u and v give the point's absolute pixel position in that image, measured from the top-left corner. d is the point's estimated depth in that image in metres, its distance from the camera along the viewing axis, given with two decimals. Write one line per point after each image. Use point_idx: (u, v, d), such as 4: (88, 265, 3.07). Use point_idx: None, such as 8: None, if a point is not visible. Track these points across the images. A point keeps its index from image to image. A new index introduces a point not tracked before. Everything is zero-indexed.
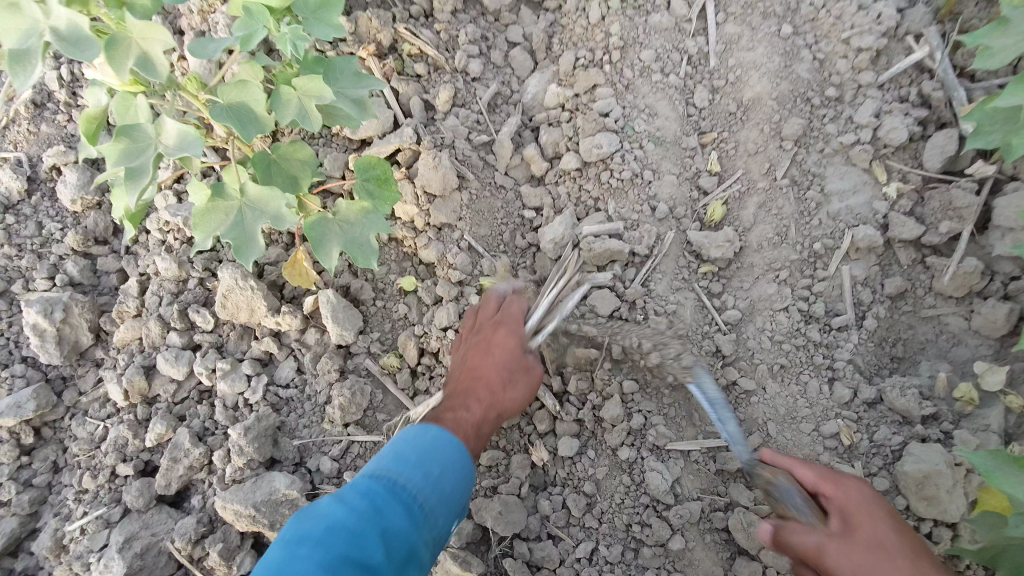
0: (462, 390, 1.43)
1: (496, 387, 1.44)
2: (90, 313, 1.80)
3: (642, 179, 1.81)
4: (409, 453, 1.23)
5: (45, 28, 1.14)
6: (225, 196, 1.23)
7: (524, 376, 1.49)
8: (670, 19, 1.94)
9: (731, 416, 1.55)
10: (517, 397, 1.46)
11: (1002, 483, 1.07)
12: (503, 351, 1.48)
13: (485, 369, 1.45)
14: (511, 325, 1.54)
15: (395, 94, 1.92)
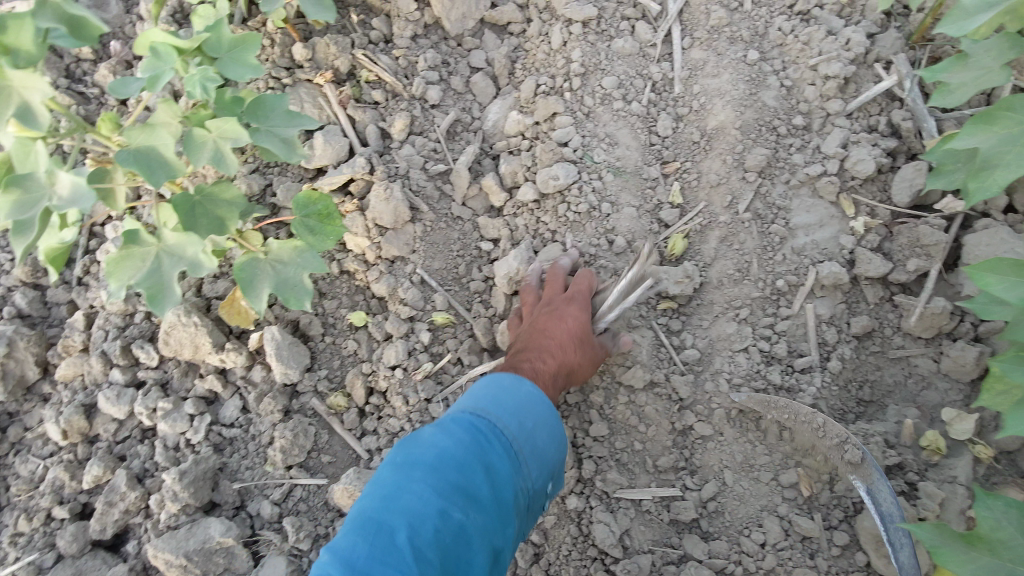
0: (533, 347, 1.52)
1: (568, 348, 1.51)
2: (37, 346, 1.71)
3: (600, 212, 1.75)
4: (510, 401, 1.32)
5: None
6: (141, 242, 1.24)
7: (591, 346, 1.56)
8: (634, 44, 1.89)
9: (906, 541, 1.37)
10: (584, 363, 1.54)
11: (949, 561, 1.01)
12: (574, 318, 1.55)
13: (559, 331, 1.52)
14: (581, 297, 1.61)
15: (351, 122, 1.84)
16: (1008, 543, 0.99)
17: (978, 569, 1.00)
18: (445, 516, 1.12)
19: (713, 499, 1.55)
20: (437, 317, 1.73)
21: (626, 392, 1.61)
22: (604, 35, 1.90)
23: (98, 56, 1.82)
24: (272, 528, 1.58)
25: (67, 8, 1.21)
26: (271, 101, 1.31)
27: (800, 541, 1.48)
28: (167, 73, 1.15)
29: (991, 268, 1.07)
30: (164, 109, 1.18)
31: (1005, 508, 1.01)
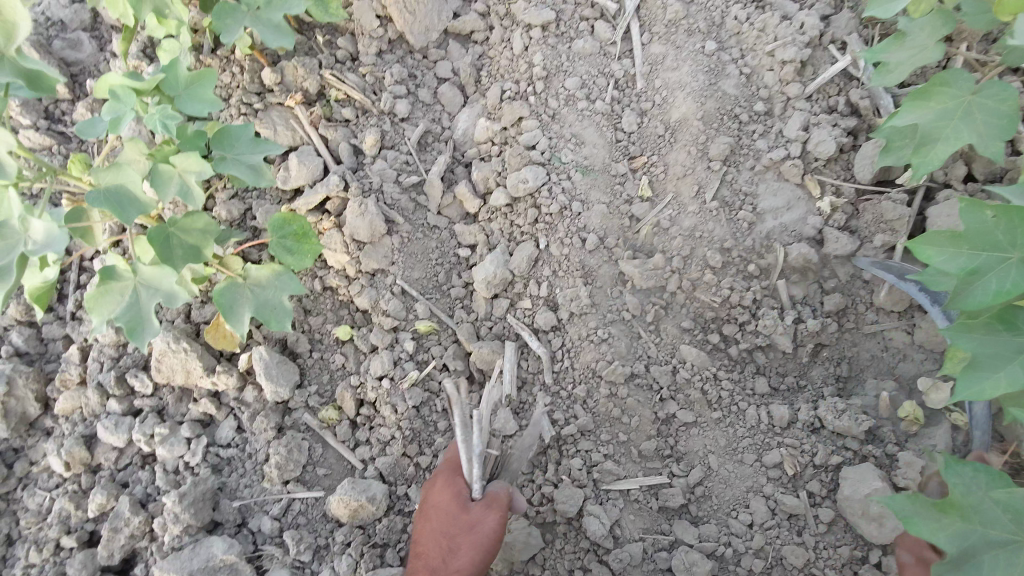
0: (410, 572, 1.49)
1: (436, 562, 1.45)
2: (35, 383, 1.75)
3: (571, 211, 1.77)
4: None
5: None
6: (119, 277, 1.32)
7: (467, 540, 1.44)
8: (595, 43, 1.92)
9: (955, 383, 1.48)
10: (463, 566, 1.43)
11: (923, 529, 1.10)
12: (436, 520, 1.48)
13: (425, 544, 1.48)
14: (444, 476, 1.53)
15: (323, 142, 1.88)
16: (977, 507, 1.10)
17: (951, 536, 1.09)
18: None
19: (700, 484, 1.59)
20: (420, 326, 1.76)
21: (607, 386, 1.65)
22: (564, 37, 1.94)
23: (75, 95, 1.84)
24: (275, 542, 1.62)
25: (22, 62, 1.27)
26: (236, 132, 1.41)
27: (786, 519, 1.54)
28: (129, 114, 1.26)
29: (931, 241, 1.16)
30: (131, 148, 1.30)
31: (973, 472, 1.12)
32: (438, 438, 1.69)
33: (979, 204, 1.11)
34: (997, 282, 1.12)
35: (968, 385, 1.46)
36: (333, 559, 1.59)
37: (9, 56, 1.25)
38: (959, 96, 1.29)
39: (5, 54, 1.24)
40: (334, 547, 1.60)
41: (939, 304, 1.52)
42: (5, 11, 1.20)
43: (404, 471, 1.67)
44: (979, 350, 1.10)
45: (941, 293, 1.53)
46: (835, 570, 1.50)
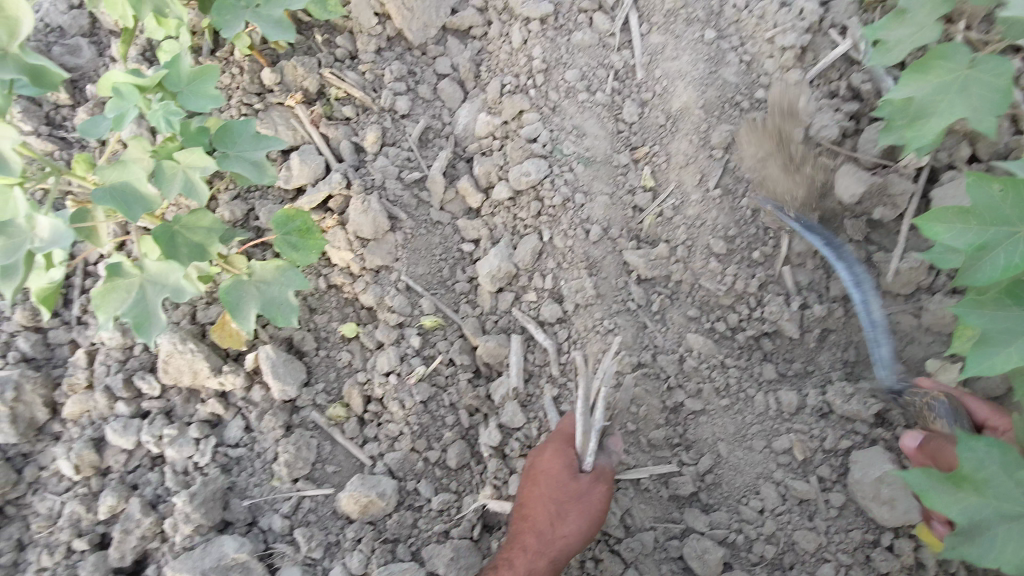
0: (514, 533, 1.51)
1: (541, 526, 1.49)
2: (43, 388, 1.75)
3: (574, 203, 1.77)
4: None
5: None
6: (125, 274, 1.33)
7: (577, 507, 1.48)
8: (594, 35, 1.92)
9: (887, 339, 1.54)
10: (572, 532, 1.48)
11: (936, 502, 1.10)
12: (547, 485, 1.50)
13: (531, 508, 1.50)
14: (556, 445, 1.54)
15: (325, 140, 1.88)
16: (990, 480, 1.08)
17: (962, 510, 1.08)
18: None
19: (710, 471, 1.59)
20: (426, 321, 1.76)
21: (614, 376, 1.64)
22: (563, 29, 1.94)
23: (76, 100, 1.84)
24: (286, 540, 1.62)
25: (26, 58, 1.26)
26: (238, 129, 1.41)
27: (797, 504, 1.54)
28: (132, 111, 1.27)
29: (940, 218, 1.16)
30: (135, 147, 1.30)
31: (986, 447, 1.10)
32: (446, 433, 1.69)
33: (987, 177, 1.12)
34: (1005, 257, 1.12)
35: (885, 349, 1.54)
36: (344, 555, 1.59)
37: (12, 54, 1.24)
38: (956, 70, 1.30)
39: (8, 52, 1.24)
40: (345, 544, 1.60)
41: (855, 281, 1.59)
42: (8, 7, 1.21)
43: (413, 466, 1.67)
44: (987, 325, 1.10)
45: (857, 270, 1.59)
46: (848, 554, 1.50)
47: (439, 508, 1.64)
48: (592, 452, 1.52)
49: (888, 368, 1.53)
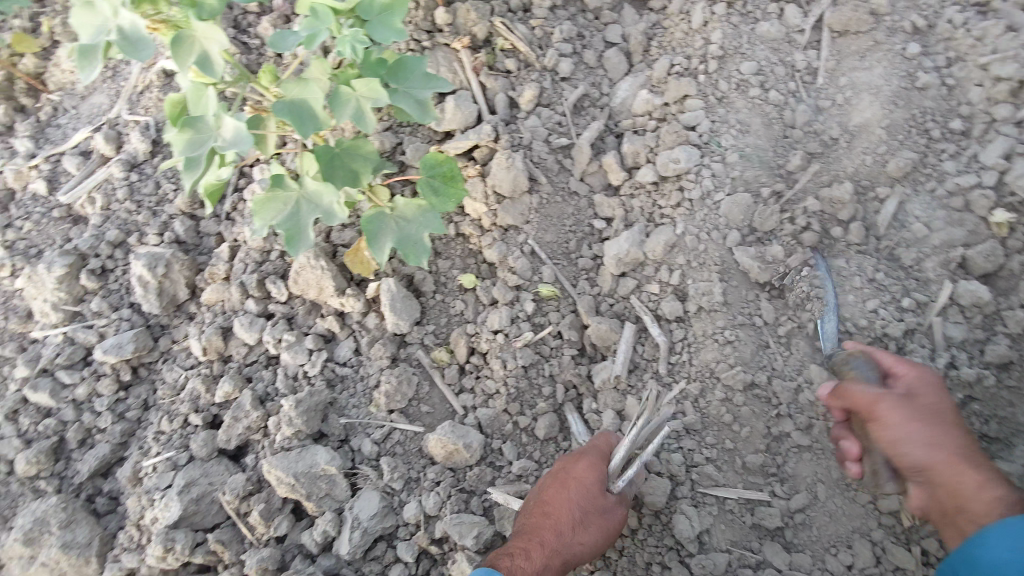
0: (529, 527, 1.43)
1: (563, 526, 1.41)
2: (188, 270, 1.96)
3: (719, 202, 1.68)
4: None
5: (112, 25, 1.21)
6: (285, 187, 1.40)
7: (598, 520, 1.44)
8: (780, 28, 1.80)
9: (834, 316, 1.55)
10: (587, 542, 1.42)
11: None
12: (578, 492, 1.44)
13: (558, 508, 1.43)
14: (592, 459, 1.49)
15: (481, 89, 1.89)
16: None
17: None
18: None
19: (802, 511, 1.51)
20: (543, 289, 1.76)
21: (722, 388, 1.59)
22: (748, 17, 1.83)
23: (263, 10, 1.94)
24: (371, 464, 1.69)
25: None
26: (411, 64, 1.43)
27: (890, 571, 1.45)
28: (324, 33, 1.27)
29: None
30: (317, 66, 1.33)
31: None
32: (540, 403, 1.70)
33: None
34: None
35: (830, 325, 1.55)
36: (421, 493, 1.65)
37: None
38: None
39: None
40: (424, 483, 1.65)
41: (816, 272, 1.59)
42: None
43: (502, 427, 1.69)
44: None
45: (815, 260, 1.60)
46: None
47: (517, 473, 1.66)
48: (627, 479, 1.47)
49: (830, 341, 1.54)
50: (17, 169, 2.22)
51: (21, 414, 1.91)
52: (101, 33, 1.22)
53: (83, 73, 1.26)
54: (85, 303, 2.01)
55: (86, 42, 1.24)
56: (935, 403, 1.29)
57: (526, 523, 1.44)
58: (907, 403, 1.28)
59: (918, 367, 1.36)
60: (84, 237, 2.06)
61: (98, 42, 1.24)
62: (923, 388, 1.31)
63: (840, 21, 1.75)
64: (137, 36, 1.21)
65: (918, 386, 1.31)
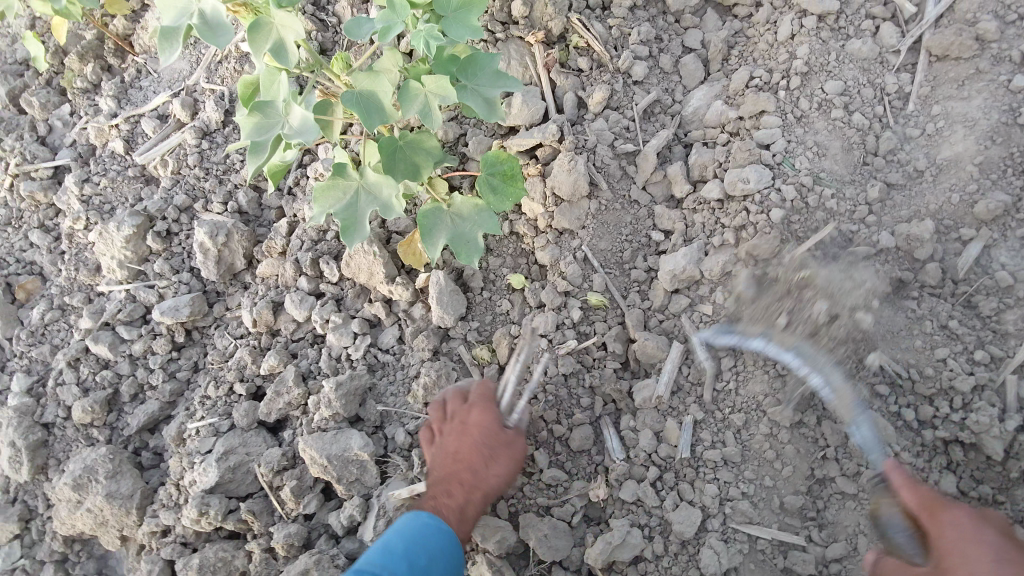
0: (442, 477, 1.40)
1: (473, 465, 1.38)
2: (246, 241, 2.01)
3: (785, 227, 1.61)
4: (396, 541, 1.27)
5: (195, 9, 1.21)
6: (346, 176, 1.39)
7: (506, 452, 1.42)
8: (874, 47, 1.70)
9: (866, 418, 1.45)
10: (500, 474, 1.40)
11: None
12: (479, 433, 1.42)
13: (463, 453, 1.40)
14: (482, 404, 1.48)
15: (551, 86, 1.85)
16: None
17: None
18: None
19: (837, 561, 1.44)
20: (592, 298, 1.72)
21: (768, 423, 1.52)
22: (840, 33, 1.73)
23: None
24: (402, 454, 1.70)
25: None
26: (482, 60, 1.38)
27: None
28: (399, 26, 1.23)
29: None
30: (388, 59, 1.32)
31: None
32: (578, 413, 1.65)
33: None
34: None
35: (866, 430, 1.44)
36: None
37: None
38: None
39: None
40: None
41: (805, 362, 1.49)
42: None
43: (536, 433, 1.64)
44: None
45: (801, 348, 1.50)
46: None
47: (547, 482, 1.60)
48: (519, 410, 1.51)
49: (875, 452, 1.43)
50: (100, 128, 2.32)
51: (80, 362, 2.00)
52: (183, 17, 1.22)
53: (162, 54, 1.24)
54: (149, 264, 2.09)
55: (167, 24, 1.23)
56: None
57: (439, 474, 1.42)
58: None
59: (948, 514, 1.11)
60: (154, 199, 2.14)
61: (179, 25, 1.22)
62: (954, 548, 1.07)
63: (941, 45, 1.63)
64: (217, 21, 1.21)
65: (946, 551, 1.08)
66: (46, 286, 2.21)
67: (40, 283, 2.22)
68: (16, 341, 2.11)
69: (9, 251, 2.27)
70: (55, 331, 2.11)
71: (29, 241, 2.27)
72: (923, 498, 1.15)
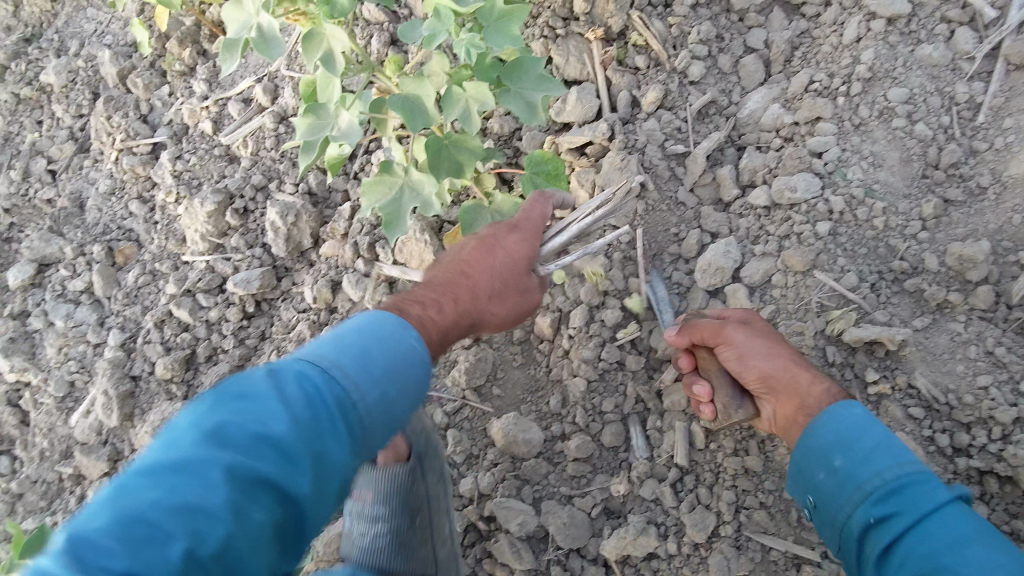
0: (445, 285, 1.31)
1: (480, 295, 1.31)
2: (314, 222, 2.16)
3: (831, 239, 1.59)
4: (378, 355, 1.10)
5: (254, 23, 1.35)
6: (392, 173, 1.52)
7: (515, 296, 1.38)
8: (947, 53, 1.62)
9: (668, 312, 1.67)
10: (499, 313, 1.36)
11: None
12: (503, 261, 1.37)
13: (479, 274, 1.32)
14: (527, 234, 1.43)
15: (606, 84, 1.86)
16: None
17: None
18: (242, 516, 0.88)
19: None
20: (632, 301, 1.73)
21: None
22: (910, 37, 1.66)
23: None
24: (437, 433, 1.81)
25: None
26: (527, 65, 1.42)
27: None
28: (443, 36, 1.30)
29: None
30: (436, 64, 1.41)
31: None
32: (608, 410, 1.69)
33: None
34: None
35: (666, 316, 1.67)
36: (478, 471, 1.71)
37: None
38: None
39: None
40: (482, 461, 1.72)
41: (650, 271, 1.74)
42: None
43: (565, 425, 1.71)
44: None
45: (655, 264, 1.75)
46: None
47: (571, 473, 1.67)
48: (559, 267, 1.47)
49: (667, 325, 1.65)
50: (193, 109, 2.49)
51: (165, 324, 2.20)
52: (243, 30, 1.35)
53: (224, 64, 1.38)
54: (227, 239, 2.27)
55: (230, 37, 1.37)
56: (761, 330, 1.46)
57: (443, 277, 1.33)
58: (743, 330, 1.47)
59: (747, 309, 1.52)
60: (235, 178, 2.31)
61: (239, 38, 1.36)
62: (750, 317, 1.51)
63: (1020, 53, 1.54)
64: (272, 35, 1.34)
65: (749, 319, 1.50)
66: (140, 253, 2.41)
67: (136, 250, 2.42)
68: (114, 301, 2.33)
69: (111, 219, 2.47)
70: (145, 293, 2.32)
71: (128, 210, 2.47)
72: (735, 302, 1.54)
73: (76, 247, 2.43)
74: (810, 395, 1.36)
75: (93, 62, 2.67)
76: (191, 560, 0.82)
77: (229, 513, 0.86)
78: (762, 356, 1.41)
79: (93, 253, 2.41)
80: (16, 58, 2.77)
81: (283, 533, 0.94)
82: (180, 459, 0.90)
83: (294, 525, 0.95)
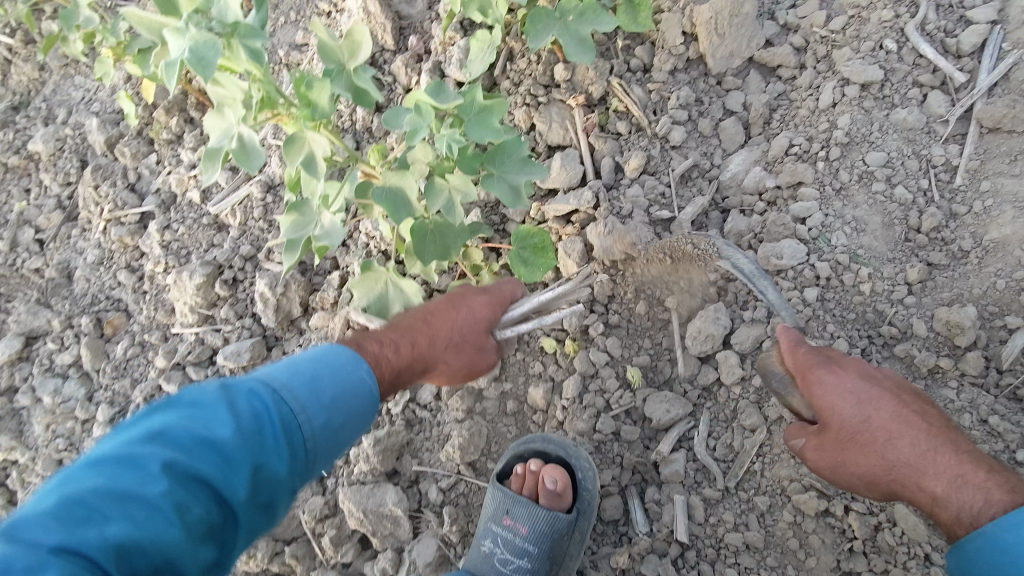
0: (406, 325, 1.40)
1: (438, 343, 1.39)
2: (303, 292, 2.16)
3: (819, 304, 1.60)
4: (327, 385, 1.24)
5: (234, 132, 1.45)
6: (376, 270, 1.62)
7: (471, 351, 1.45)
8: (921, 116, 1.65)
9: (769, 284, 1.56)
10: (452, 363, 1.43)
11: None
12: (466, 318, 1.45)
13: (440, 323, 1.41)
14: (495, 303, 1.52)
15: (590, 150, 1.86)
16: None
17: None
18: (183, 509, 0.99)
19: None
20: (629, 373, 1.72)
21: (793, 511, 1.53)
22: (884, 101, 1.68)
23: (397, 47, 2.01)
24: (434, 510, 1.79)
25: (356, 78, 1.49)
26: (510, 148, 1.43)
27: None
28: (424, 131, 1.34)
29: None
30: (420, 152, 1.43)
31: None
32: (607, 483, 1.70)
33: None
34: None
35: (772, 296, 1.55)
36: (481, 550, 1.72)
37: (348, 70, 1.48)
38: None
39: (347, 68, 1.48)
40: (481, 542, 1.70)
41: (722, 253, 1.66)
42: (356, 33, 1.45)
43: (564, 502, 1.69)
44: None
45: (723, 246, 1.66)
46: None
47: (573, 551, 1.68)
48: (516, 330, 1.55)
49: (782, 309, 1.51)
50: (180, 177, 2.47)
51: None
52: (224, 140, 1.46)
53: (208, 172, 1.48)
54: (216, 309, 2.26)
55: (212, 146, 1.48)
56: (849, 429, 1.26)
57: (406, 316, 1.43)
58: (826, 443, 1.30)
59: (815, 380, 1.30)
60: (223, 248, 2.30)
61: (220, 146, 1.47)
62: (823, 407, 1.29)
63: (992, 117, 1.57)
64: (251, 145, 1.43)
65: (822, 411, 1.29)
66: (129, 323, 2.39)
67: (124, 320, 2.40)
68: (102, 373, 2.34)
69: (99, 290, 2.46)
70: (136, 365, 2.31)
71: (116, 280, 2.46)
72: (802, 366, 1.33)
73: (64, 319, 2.42)
74: (950, 496, 1.20)
75: (81, 131, 2.68)
76: (123, 542, 0.93)
77: (167, 501, 0.98)
78: (857, 490, 1.29)
79: (81, 325, 2.40)
80: (3, 128, 2.78)
81: (215, 534, 1.05)
82: (125, 452, 1.02)
83: (227, 524, 1.07)
